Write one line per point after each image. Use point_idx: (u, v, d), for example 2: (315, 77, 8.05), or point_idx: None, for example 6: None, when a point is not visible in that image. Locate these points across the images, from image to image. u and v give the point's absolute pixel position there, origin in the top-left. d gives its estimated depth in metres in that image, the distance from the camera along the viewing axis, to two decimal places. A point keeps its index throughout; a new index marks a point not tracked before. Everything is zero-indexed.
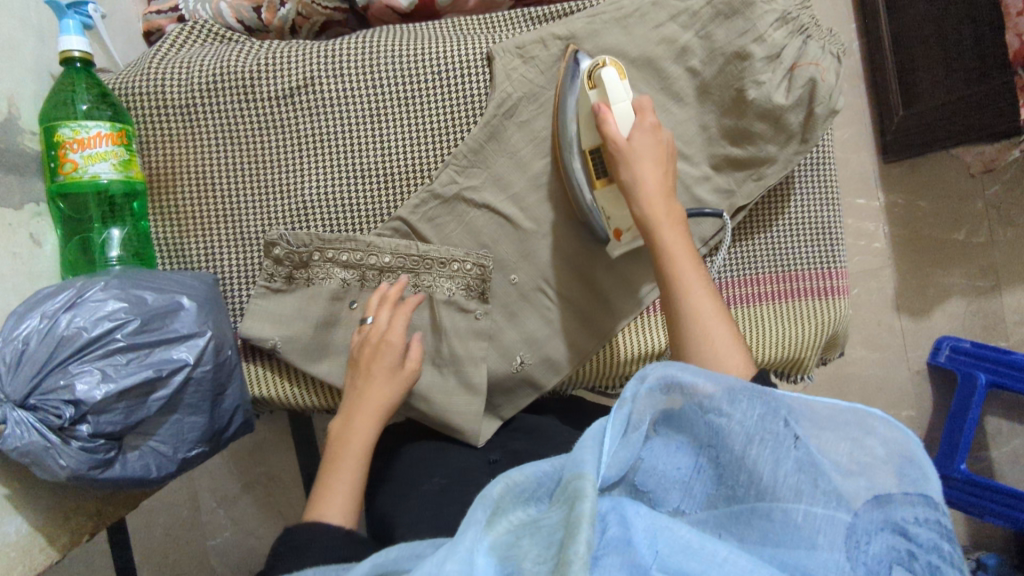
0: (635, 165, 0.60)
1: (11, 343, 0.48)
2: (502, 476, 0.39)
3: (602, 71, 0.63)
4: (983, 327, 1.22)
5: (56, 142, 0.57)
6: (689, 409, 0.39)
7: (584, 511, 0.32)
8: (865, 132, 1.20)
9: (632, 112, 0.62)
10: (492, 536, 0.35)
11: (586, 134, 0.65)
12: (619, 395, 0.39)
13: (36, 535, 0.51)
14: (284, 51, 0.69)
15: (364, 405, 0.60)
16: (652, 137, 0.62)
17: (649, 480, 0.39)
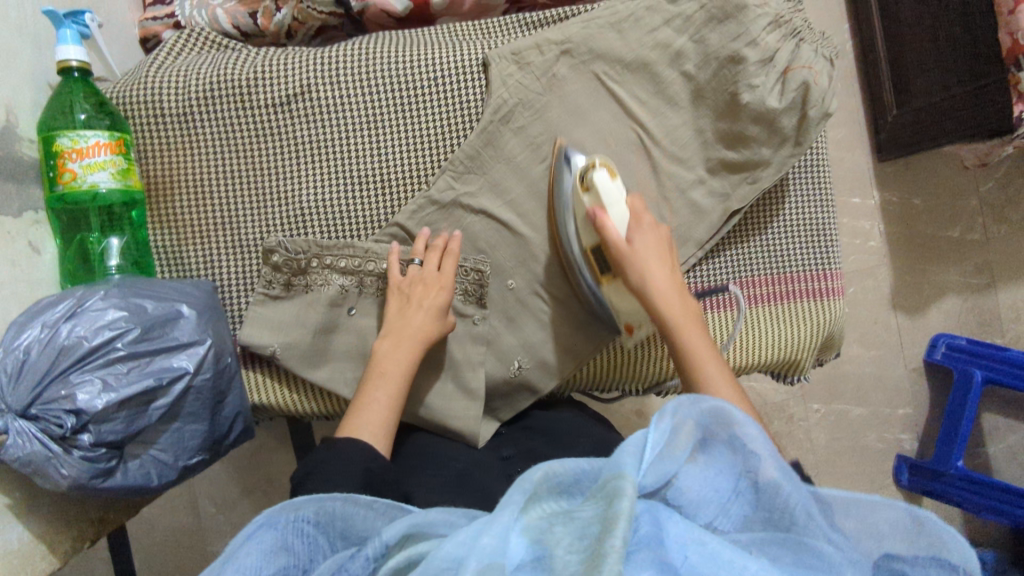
0: (645, 270, 0.62)
1: (11, 353, 0.48)
2: (543, 462, 0.39)
3: (593, 174, 0.64)
4: (978, 324, 1.23)
5: (55, 151, 0.57)
6: (730, 440, 0.41)
7: (623, 508, 0.33)
8: (859, 131, 1.21)
9: (627, 212, 0.64)
10: (525, 520, 0.37)
11: (585, 234, 0.67)
12: (660, 409, 0.41)
13: (38, 542, 0.51)
14: (281, 59, 0.69)
15: (405, 330, 0.62)
16: (651, 235, 0.64)
17: (682, 497, 0.40)
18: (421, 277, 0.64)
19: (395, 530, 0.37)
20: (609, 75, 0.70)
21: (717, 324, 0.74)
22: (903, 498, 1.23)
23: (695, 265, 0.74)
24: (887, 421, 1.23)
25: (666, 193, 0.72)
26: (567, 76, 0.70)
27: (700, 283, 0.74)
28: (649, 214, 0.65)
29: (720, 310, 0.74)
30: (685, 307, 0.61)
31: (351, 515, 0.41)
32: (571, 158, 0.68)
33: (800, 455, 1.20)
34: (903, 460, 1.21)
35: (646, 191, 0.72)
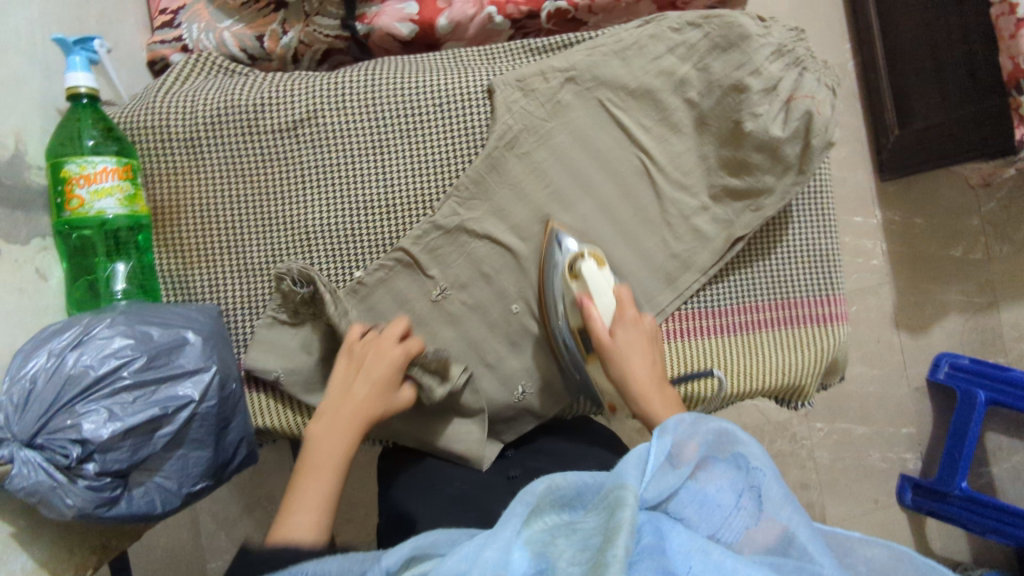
0: (621, 359, 0.61)
1: (18, 383, 0.48)
2: (545, 476, 0.41)
3: (581, 264, 0.66)
4: (982, 343, 1.23)
5: (62, 178, 0.57)
6: (735, 459, 0.42)
7: (625, 517, 0.35)
8: (861, 151, 1.22)
9: (614, 303, 0.65)
10: (527, 533, 0.38)
11: (572, 317, 0.67)
12: (663, 426, 0.44)
13: (42, 572, 0.51)
14: (288, 85, 0.70)
15: (346, 404, 0.59)
16: (635, 329, 0.64)
17: (683, 510, 0.40)
18: (375, 340, 0.62)
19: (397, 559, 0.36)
20: (613, 102, 0.70)
21: (721, 349, 0.74)
22: (906, 518, 1.22)
23: (698, 290, 0.74)
24: (890, 441, 1.23)
25: (668, 219, 0.73)
26: (572, 102, 0.70)
27: (703, 308, 0.74)
28: (634, 305, 0.65)
29: (724, 335, 0.74)
30: (664, 397, 0.60)
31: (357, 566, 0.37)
32: (563, 241, 0.68)
33: (802, 474, 1.19)
34: (906, 479, 1.21)
35: (649, 217, 0.72)
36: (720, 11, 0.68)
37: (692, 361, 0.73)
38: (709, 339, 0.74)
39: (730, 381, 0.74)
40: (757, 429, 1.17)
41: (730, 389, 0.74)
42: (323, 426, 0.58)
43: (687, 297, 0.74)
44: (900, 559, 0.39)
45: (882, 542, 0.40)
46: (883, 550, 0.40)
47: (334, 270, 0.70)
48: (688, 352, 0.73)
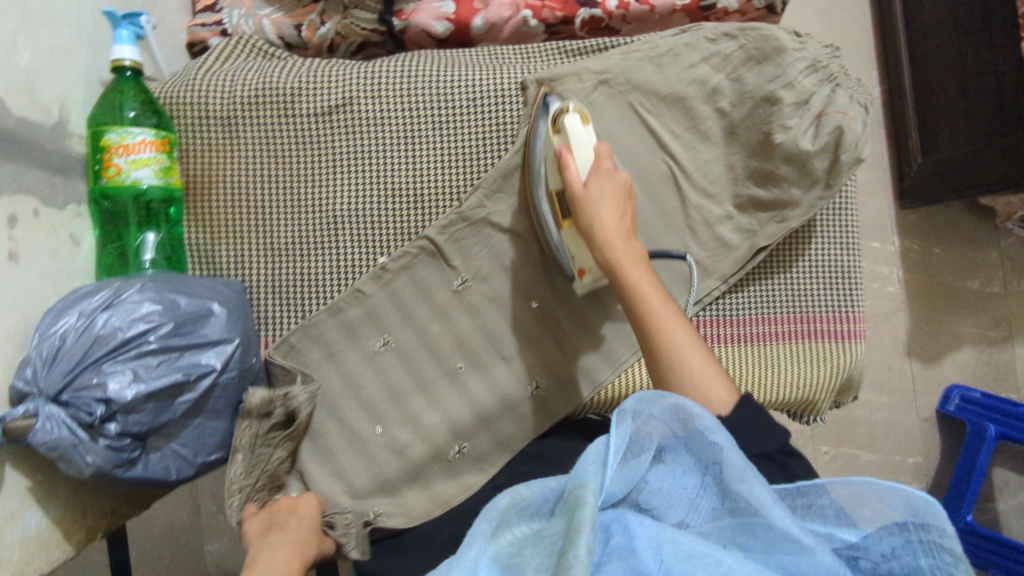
0: (594, 209, 0.62)
1: (47, 340, 0.49)
2: (510, 489, 0.41)
3: (565, 117, 0.65)
4: (994, 377, 1.22)
5: (103, 146, 0.59)
6: (698, 434, 0.41)
7: (585, 516, 0.34)
8: (883, 177, 1.21)
9: (592, 156, 0.64)
10: (494, 549, 0.37)
11: (553, 176, 0.67)
12: (620, 407, 0.42)
13: (54, 529, 0.52)
14: (325, 70, 0.70)
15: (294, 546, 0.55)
16: (610, 181, 0.63)
17: (653, 498, 0.41)
18: (279, 506, 0.60)
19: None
20: (644, 106, 0.71)
21: (736, 358, 0.74)
22: None
23: (717, 297, 0.74)
24: (897, 470, 1.22)
25: (692, 225, 0.73)
26: (604, 104, 0.71)
27: (721, 317, 0.75)
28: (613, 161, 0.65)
29: (740, 344, 0.75)
30: (629, 248, 0.61)
31: None
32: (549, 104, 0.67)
33: None
34: None
35: (673, 222, 0.73)
36: (757, 24, 0.68)
37: None
38: (725, 347, 0.74)
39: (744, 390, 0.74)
40: None
41: None
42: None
43: (706, 304, 0.74)
44: (860, 491, 0.38)
45: (837, 479, 0.39)
46: (843, 488, 0.39)
47: (359, 255, 0.70)
48: None
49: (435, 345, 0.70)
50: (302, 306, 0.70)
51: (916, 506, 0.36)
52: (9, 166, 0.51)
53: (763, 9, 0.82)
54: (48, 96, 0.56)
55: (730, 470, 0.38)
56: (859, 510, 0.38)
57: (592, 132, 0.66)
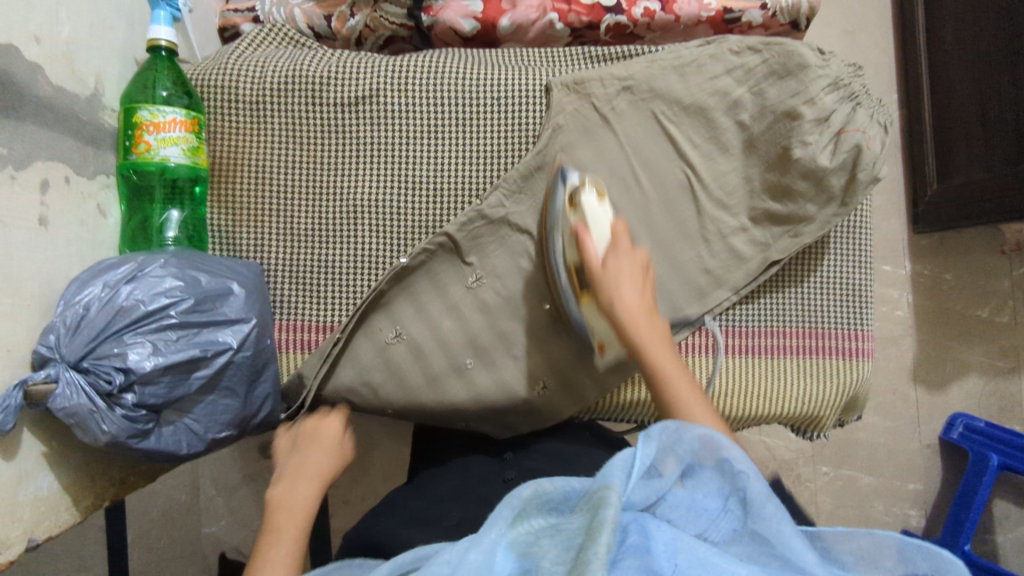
0: (615, 289, 0.57)
1: (72, 307, 0.50)
2: (533, 480, 0.41)
3: (581, 196, 0.63)
4: (999, 408, 1.21)
5: (134, 123, 0.60)
6: (723, 463, 0.42)
7: (608, 517, 0.34)
8: (897, 200, 1.21)
9: (609, 234, 0.61)
10: (511, 535, 0.38)
11: (568, 251, 0.64)
12: (648, 429, 0.43)
13: (64, 493, 0.53)
14: (354, 62, 0.71)
15: (302, 471, 0.61)
16: (629, 259, 0.59)
17: (672, 512, 0.41)
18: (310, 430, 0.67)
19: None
20: (665, 115, 0.72)
21: (743, 369, 0.75)
22: None
23: (727, 308, 0.75)
24: (896, 495, 1.21)
25: (707, 236, 0.73)
26: (626, 110, 0.72)
27: (730, 327, 0.76)
28: (628, 239, 0.61)
29: (748, 356, 0.75)
30: (654, 330, 0.56)
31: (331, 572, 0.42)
32: (567, 175, 0.67)
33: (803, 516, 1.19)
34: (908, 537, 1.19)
35: (688, 231, 0.73)
36: (782, 39, 0.69)
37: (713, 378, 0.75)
38: (733, 358, 0.75)
39: (749, 402, 0.75)
40: (762, 464, 1.17)
41: (749, 410, 0.75)
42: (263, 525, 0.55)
43: (716, 314, 0.75)
44: (885, 547, 0.37)
45: (860, 530, 0.38)
46: (864, 539, 0.38)
47: (378, 246, 0.72)
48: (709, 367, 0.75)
49: (446, 338, 0.71)
50: (319, 293, 0.72)
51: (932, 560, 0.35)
52: (44, 134, 0.52)
53: (786, 24, 0.85)
54: (85, 69, 0.58)
55: (754, 498, 0.39)
56: (879, 562, 0.37)
57: (607, 210, 0.63)
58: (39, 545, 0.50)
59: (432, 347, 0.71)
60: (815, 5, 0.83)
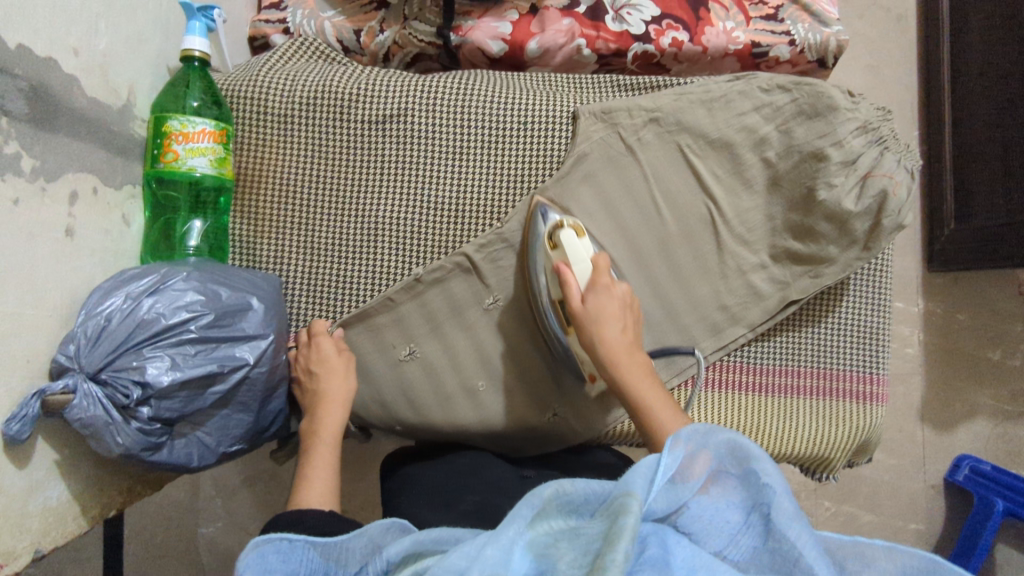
0: (597, 328, 0.61)
1: (94, 317, 0.50)
2: (554, 481, 0.41)
3: (559, 232, 0.65)
4: (1006, 452, 1.20)
5: (164, 132, 0.60)
6: (750, 474, 0.41)
7: (628, 523, 0.34)
8: (913, 238, 1.20)
9: (590, 269, 0.64)
10: (530, 534, 0.38)
11: (553, 289, 0.67)
12: (677, 433, 0.43)
13: (73, 502, 0.52)
14: (384, 79, 0.72)
15: (324, 396, 0.64)
16: (611, 295, 0.63)
17: (693, 524, 0.40)
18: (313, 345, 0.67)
19: (399, 550, 0.40)
20: (691, 149, 0.71)
21: (756, 407, 0.75)
22: None
23: (742, 345, 0.75)
24: (897, 534, 1.20)
25: (725, 271, 0.73)
26: (651, 141, 0.72)
27: (745, 364, 0.75)
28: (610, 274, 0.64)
29: (761, 394, 0.76)
30: (635, 365, 0.60)
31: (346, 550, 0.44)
32: (546, 214, 0.68)
33: None
34: None
35: (707, 266, 0.73)
36: (812, 80, 0.68)
37: (724, 415, 0.75)
38: (746, 396, 0.75)
39: (760, 439, 0.75)
40: None
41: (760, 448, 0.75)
42: (304, 431, 0.63)
43: (731, 350, 0.75)
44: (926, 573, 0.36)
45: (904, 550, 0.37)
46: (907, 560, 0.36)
47: (397, 264, 0.72)
48: (721, 403, 0.75)
49: (460, 359, 0.71)
50: (335, 308, 0.72)
51: None
52: (76, 145, 0.53)
53: (814, 62, 0.85)
54: (119, 79, 0.58)
55: (779, 511, 0.38)
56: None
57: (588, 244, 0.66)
58: (45, 556, 0.49)
59: (445, 367, 0.71)
60: (843, 44, 0.82)
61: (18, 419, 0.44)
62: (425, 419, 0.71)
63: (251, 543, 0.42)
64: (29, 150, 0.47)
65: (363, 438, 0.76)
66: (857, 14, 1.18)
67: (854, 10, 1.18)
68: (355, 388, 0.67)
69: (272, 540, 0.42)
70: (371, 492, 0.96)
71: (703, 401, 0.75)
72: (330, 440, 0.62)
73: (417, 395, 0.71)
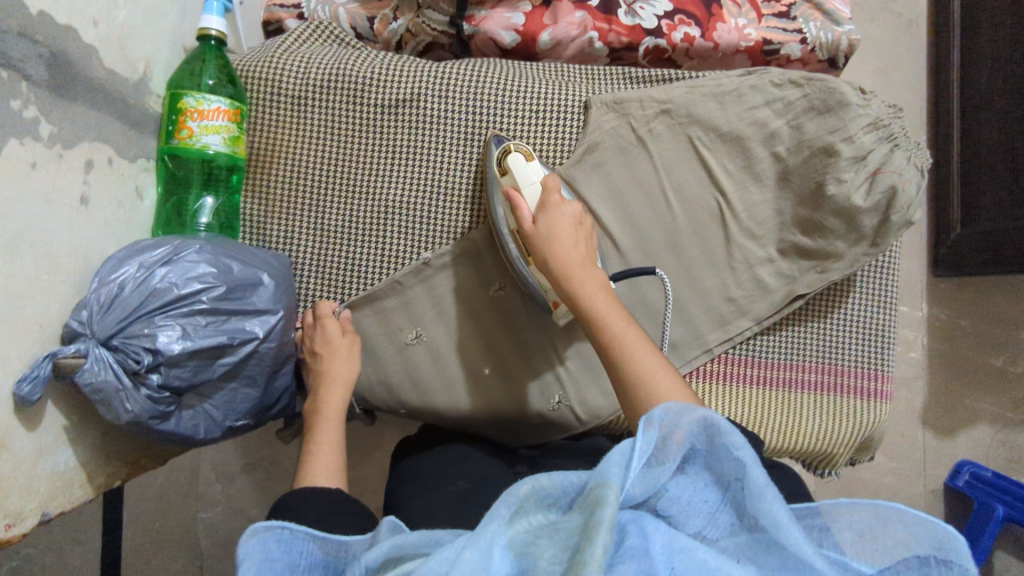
0: (547, 245, 0.60)
1: (107, 285, 0.51)
2: (529, 476, 0.40)
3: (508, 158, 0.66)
4: (1008, 460, 1.19)
5: (179, 108, 0.61)
6: (721, 448, 0.40)
7: (606, 516, 0.34)
8: (918, 242, 1.19)
9: (541, 191, 0.63)
10: (510, 532, 0.38)
11: (510, 219, 0.66)
12: (650, 414, 0.42)
13: (80, 470, 0.53)
14: (397, 64, 0.72)
15: (329, 376, 0.64)
16: (562, 211, 0.61)
17: (672, 507, 0.41)
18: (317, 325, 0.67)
19: (377, 554, 0.40)
20: (701, 141, 0.72)
21: (760, 400, 0.75)
22: None
23: (747, 338, 0.76)
24: None
25: (733, 264, 0.73)
26: (662, 132, 0.72)
27: (749, 357, 0.76)
28: (561, 193, 0.63)
29: (765, 388, 0.76)
30: (589, 276, 0.57)
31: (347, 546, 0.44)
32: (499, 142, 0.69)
33: None
34: None
35: (715, 258, 0.73)
36: (824, 76, 0.68)
37: (729, 408, 0.75)
38: (750, 389, 0.76)
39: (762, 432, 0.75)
40: None
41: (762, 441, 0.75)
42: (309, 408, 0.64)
43: (736, 343, 0.75)
44: (887, 519, 0.37)
45: (864, 503, 0.38)
46: (867, 511, 0.38)
47: (405, 248, 0.72)
48: (726, 395, 0.75)
49: (465, 343, 0.72)
50: (343, 290, 0.72)
51: (924, 526, 0.36)
52: (93, 114, 0.53)
53: (825, 60, 0.85)
54: (136, 53, 0.59)
55: (750, 487, 0.37)
56: (880, 539, 0.37)
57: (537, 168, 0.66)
58: (52, 520, 0.49)
59: (451, 352, 0.72)
60: (855, 44, 0.83)
61: (29, 380, 0.45)
62: (430, 402, 0.71)
63: (251, 529, 0.42)
64: (47, 116, 0.48)
65: (368, 421, 0.78)
66: (867, 18, 1.18)
67: (865, 14, 1.18)
68: (359, 367, 0.67)
69: (272, 527, 0.42)
70: (372, 478, 0.96)
71: (707, 394, 0.75)
72: (337, 419, 0.63)
73: (422, 378, 0.71)
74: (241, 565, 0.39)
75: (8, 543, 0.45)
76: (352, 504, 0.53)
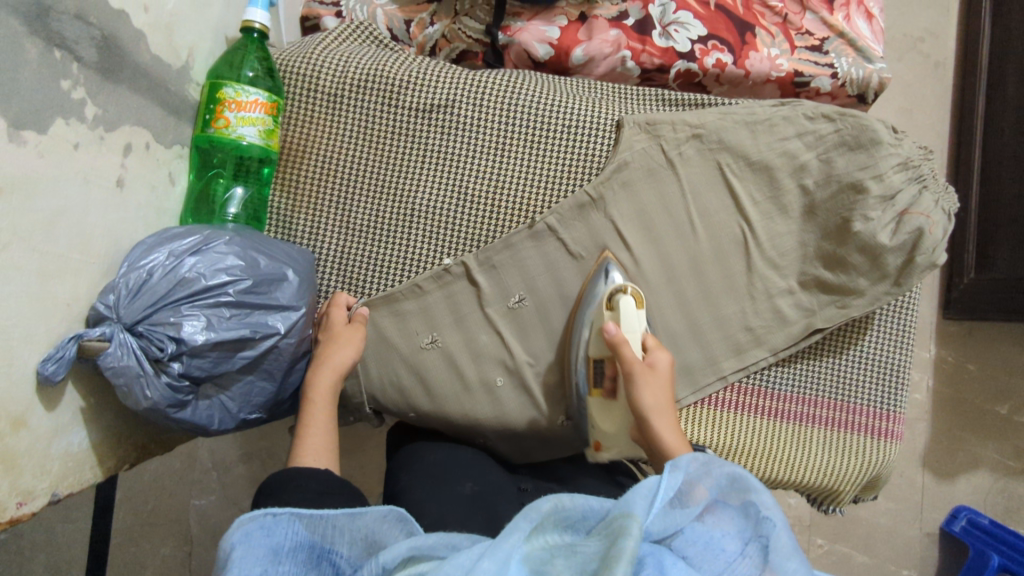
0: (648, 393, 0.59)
1: (136, 270, 0.51)
2: (551, 494, 0.39)
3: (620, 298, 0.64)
4: (1006, 508, 1.16)
5: (218, 98, 0.61)
6: (750, 506, 0.39)
7: (628, 547, 0.33)
8: (930, 284, 1.18)
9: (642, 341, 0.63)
10: (527, 548, 0.37)
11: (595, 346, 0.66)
12: (679, 461, 0.42)
13: (92, 452, 0.52)
14: (434, 69, 0.72)
15: (323, 360, 0.63)
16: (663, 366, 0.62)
17: (688, 549, 0.39)
18: (328, 317, 0.67)
19: (394, 554, 0.38)
20: (730, 168, 0.72)
21: (769, 431, 0.75)
22: None
23: (762, 368, 0.75)
24: None
25: (754, 293, 0.73)
26: (692, 157, 0.72)
27: (763, 387, 0.76)
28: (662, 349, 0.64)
29: (776, 419, 0.76)
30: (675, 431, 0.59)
31: (336, 523, 0.42)
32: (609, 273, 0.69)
33: None
34: None
35: (735, 286, 0.73)
36: (856, 112, 0.69)
37: (738, 435, 0.75)
38: (761, 419, 0.76)
39: (769, 463, 0.75)
40: None
41: (770, 472, 0.75)
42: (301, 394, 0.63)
43: (750, 372, 0.75)
44: None
45: None
46: None
47: (427, 252, 0.72)
48: (735, 424, 0.75)
49: (481, 351, 0.72)
50: (362, 289, 0.73)
51: None
52: (136, 99, 0.53)
53: (854, 96, 0.85)
54: (181, 41, 0.59)
55: (776, 548, 0.36)
56: None
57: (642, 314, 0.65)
58: (60, 501, 0.49)
59: (465, 358, 0.71)
60: (885, 82, 0.82)
61: (54, 360, 0.45)
62: (438, 407, 0.71)
63: (236, 521, 0.40)
64: (93, 97, 0.48)
65: (374, 423, 0.77)
66: (895, 58, 1.17)
67: (892, 53, 1.17)
68: (357, 357, 0.65)
69: (255, 516, 0.40)
70: (369, 480, 0.95)
71: (713, 418, 0.76)
72: (324, 406, 0.61)
73: (435, 384, 0.71)
74: (229, 560, 0.37)
75: (18, 522, 0.44)
76: (340, 489, 0.52)
